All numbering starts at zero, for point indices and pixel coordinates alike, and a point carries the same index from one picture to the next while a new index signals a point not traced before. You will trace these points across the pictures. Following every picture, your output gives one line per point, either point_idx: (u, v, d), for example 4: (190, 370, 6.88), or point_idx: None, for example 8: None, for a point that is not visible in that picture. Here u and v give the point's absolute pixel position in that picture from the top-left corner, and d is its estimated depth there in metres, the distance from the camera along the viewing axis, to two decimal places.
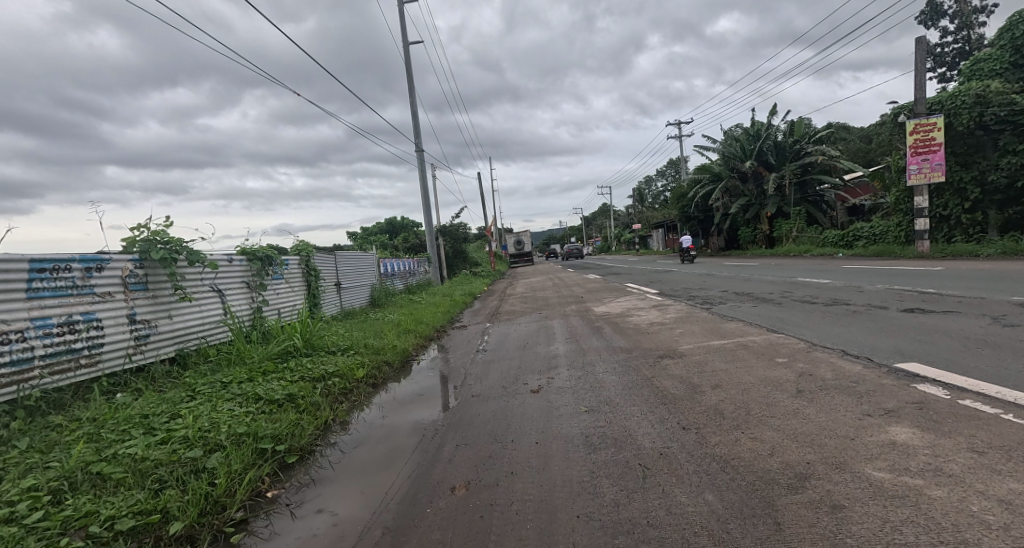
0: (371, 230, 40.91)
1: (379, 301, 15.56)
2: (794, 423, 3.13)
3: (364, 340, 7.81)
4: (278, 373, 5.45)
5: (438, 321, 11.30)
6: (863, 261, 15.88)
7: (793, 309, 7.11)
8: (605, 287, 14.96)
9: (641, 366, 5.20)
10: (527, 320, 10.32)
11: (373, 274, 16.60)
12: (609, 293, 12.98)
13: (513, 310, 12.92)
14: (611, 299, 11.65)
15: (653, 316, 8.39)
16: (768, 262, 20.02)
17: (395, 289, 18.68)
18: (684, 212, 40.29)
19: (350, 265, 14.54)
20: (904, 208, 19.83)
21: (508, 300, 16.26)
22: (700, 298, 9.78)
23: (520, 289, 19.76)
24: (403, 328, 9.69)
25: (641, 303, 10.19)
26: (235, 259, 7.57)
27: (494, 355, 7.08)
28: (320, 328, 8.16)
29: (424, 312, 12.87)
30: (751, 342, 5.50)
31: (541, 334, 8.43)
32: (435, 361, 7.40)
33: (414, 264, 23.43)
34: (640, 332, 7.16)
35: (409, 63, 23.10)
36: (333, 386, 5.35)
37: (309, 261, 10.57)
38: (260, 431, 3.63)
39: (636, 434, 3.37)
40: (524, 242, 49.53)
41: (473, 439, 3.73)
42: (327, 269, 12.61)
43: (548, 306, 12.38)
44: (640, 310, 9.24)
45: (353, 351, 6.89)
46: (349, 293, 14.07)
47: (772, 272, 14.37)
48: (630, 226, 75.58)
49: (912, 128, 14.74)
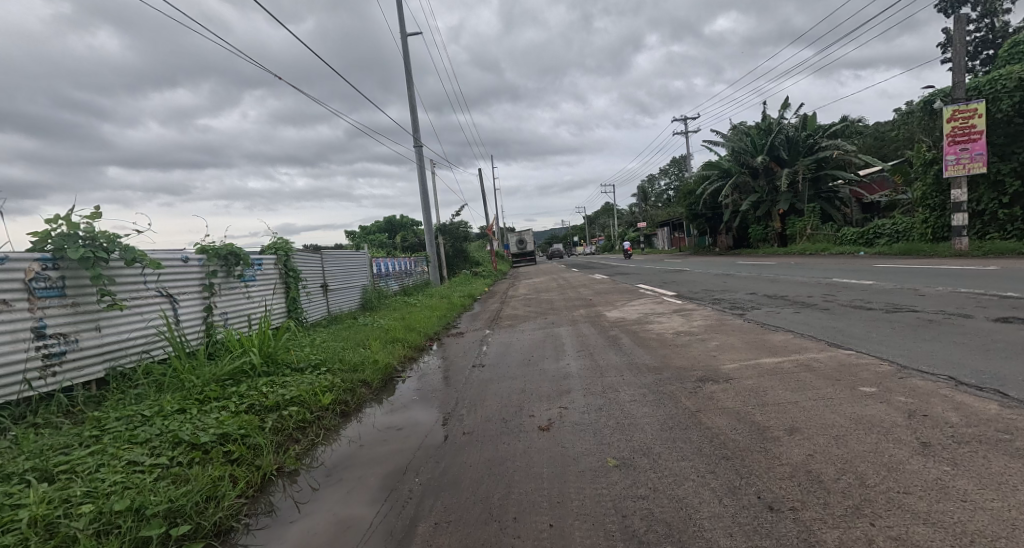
0: (371, 229, 39.86)
1: (371, 304, 14.50)
2: (954, 509, 2.01)
3: (341, 353, 6.71)
4: (221, 402, 4.36)
5: (433, 326, 10.23)
6: (893, 260, 14.71)
7: (849, 317, 5.97)
8: (616, 288, 13.81)
9: (678, 395, 4.07)
10: (532, 326, 9.22)
11: (365, 275, 15.51)
12: (621, 296, 11.85)
13: (516, 314, 11.83)
14: (624, 302, 10.52)
15: (677, 324, 7.28)
16: (786, 261, 18.85)
17: (390, 291, 17.57)
18: (692, 210, 39.12)
19: (338, 266, 13.45)
20: (931, 203, 18.75)
21: (511, 302, 15.13)
22: (727, 302, 8.65)
23: (523, 290, 18.63)
24: (391, 336, 8.62)
25: (660, 307, 9.07)
26: (187, 258, 6.61)
27: (494, 371, 5.98)
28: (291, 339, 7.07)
29: (418, 317, 11.82)
30: (814, 361, 4.39)
31: (549, 345, 7.34)
32: (424, 378, 6.28)
33: (412, 264, 22.38)
34: (666, 344, 6.05)
35: (406, 52, 21.95)
36: (289, 417, 4.25)
37: (288, 260, 9.52)
38: (150, 505, 2.55)
39: (699, 518, 2.26)
40: (527, 241, 48.39)
41: (461, 513, 2.62)
42: (310, 269, 11.52)
43: (554, 310, 11.26)
44: (660, 317, 8.12)
45: (326, 369, 5.80)
46: (337, 295, 13.02)
47: (797, 272, 13.21)
48: (635, 225, 74.41)
49: (950, 115, 13.59)
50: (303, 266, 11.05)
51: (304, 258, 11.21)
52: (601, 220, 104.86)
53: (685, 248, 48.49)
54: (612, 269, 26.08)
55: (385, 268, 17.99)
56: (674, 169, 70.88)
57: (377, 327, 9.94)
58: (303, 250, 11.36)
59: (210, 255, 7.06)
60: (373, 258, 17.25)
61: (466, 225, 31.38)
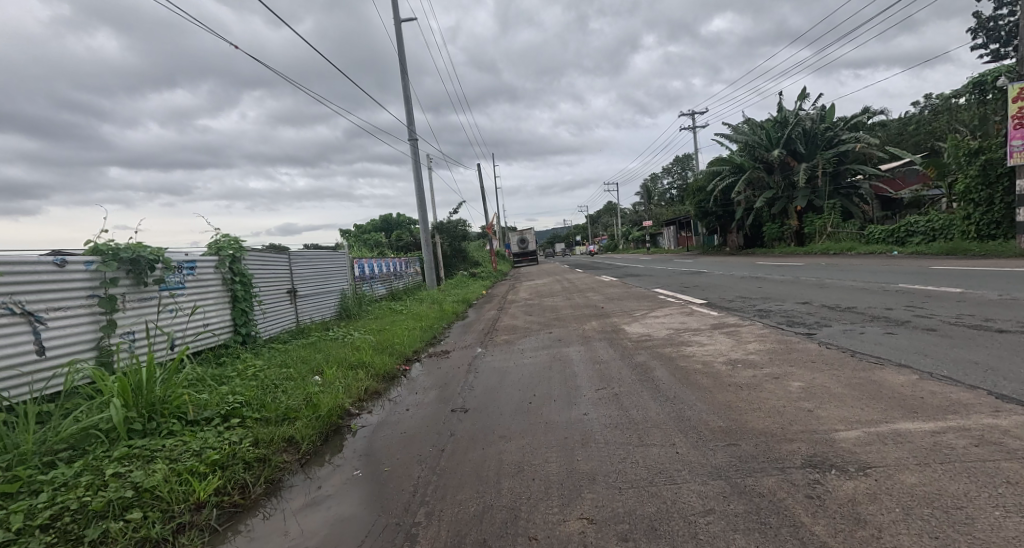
0: (365, 228, 38.12)
1: (351, 313, 12.78)
2: None
3: (275, 393, 4.94)
4: (10, 506, 2.60)
5: (415, 343, 8.52)
6: (947, 261, 12.94)
7: (987, 345, 4.20)
8: (629, 295, 12.04)
9: (793, 507, 2.30)
10: (533, 344, 7.52)
11: (345, 278, 13.80)
12: (636, 304, 10.11)
13: (513, 325, 10.12)
14: (643, 314, 8.77)
15: (723, 348, 5.54)
16: (814, 262, 17.03)
17: (376, 295, 15.88)
18: (701, 207, 37.32)
19: (310, 269, 11.75)
20: (975, 197, 17.13)
21: (509, 309, 13.38)
22: (778, 316, 6.91)
23: (523, 294, 16.84)
24: (357, 357, 6.90)
25: (692, 321, 7.33)
26: (64, 264, 4.92)
27: (480, 423, 4.20)
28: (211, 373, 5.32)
29: (400, 329, 10.10)
30: (1003, 434, 2.63)
31: (557, 372, 5.60)
32: (383, 426, 4.50)
33: (403, 265, 20.67)
34: (721, 384, 4.29)
35: (398, 34, 20.23)
36: (117, 534, 2.48)
37: (236, 264, 7.78)
38: None
39: None
40: (529, 241, 46.65)
41: None
42: (273, 273, 9.83)
43: (559, 321, 9.55)
44: (695, 337, 6.37)
45: (237, 423, 4.03)
46: (308, 303, 11.33)
47: (840, 275, 11.44)
48: (640, 224, 72.65)
49: (1015, 94, 11.87)
50: (263, 270, 9.33)
51: (264, 260, 9.50)
52: (603, 219, 103.18)
53: (692, 248, 46.67)
54: (619, 270, 24.34)
55: (371, 270, 16.27)
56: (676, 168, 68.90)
57: (349, 345, 8.19)
58: (265, 250, 9.68)
59: (106, 257, 5.36)
60: (356, 258, 15.54)
61: (464, 224, 29.73)
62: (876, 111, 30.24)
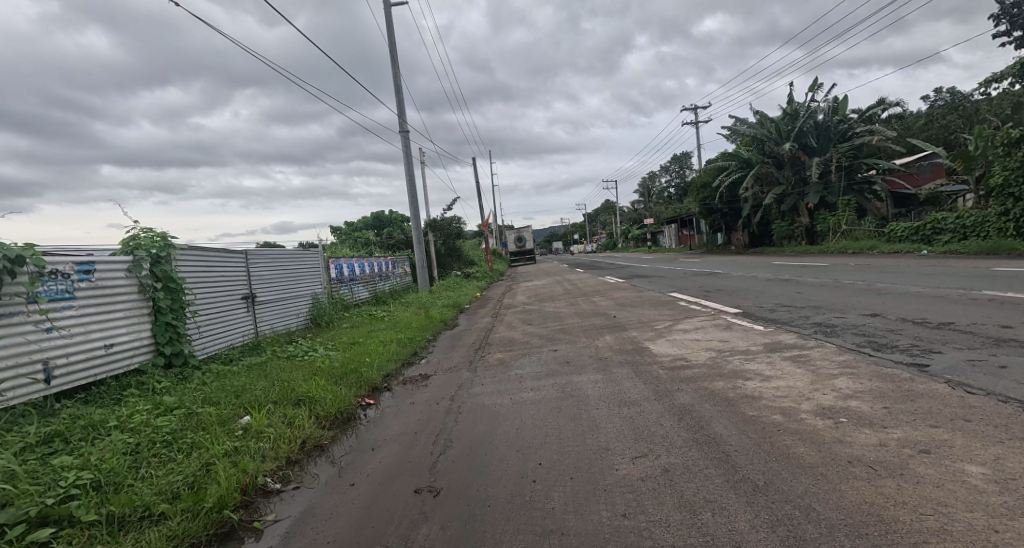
0: (355, 225, 36.41)
1: (325, 321, 11.18)
2: None
3: (156, 461, 3.32)
4: None
5: (388, 364, 6.93)
6: (1000, 261, 11.48)
7: None
8: (642, 301, 10.51)
9: None
10: (532, 369, 5.94)
11: (319, 281, 12.18)
12: (655, 314, 8.58)
13: (510, 338, 8.58)
14: (668, 329, 7.21)
15: (800, 385, 3.95)
16: (840, 263, 15.61)
17: (356, 300, 14.24)
18: (705, 204, 35.89)
19: (272, 272, 10.13)
20: (1014, 191, 15.77)
21: (506, 315, 11.79)
22: (850, 334, 5.36)
23: (520, 297, 15.28)
24: (306, 388, 5.30)
25: (737, 341, 5.75)
26: None
27: (454, 528, 2.61)
28: (76, 431, 3.68)
29: (376, 342, 8.51)
30: None
31: (569, 421, 4.02)
32: (307, 518, 2.90)
33: (390, 265, 19.06)
34: (835, 461, 2.68)
35: (387, 15, 18.64)
36: None
37: (162, 265, 6.15)
38: None
39: None
40: (526, 240, 45.07)
41: None
42: (222, 277, 8.23)
43: (565, 335, 8.00)
44: (748, 365, 4.81)
45: (49, 538, 2.39)
46: (269, 312, 9.73)
47: (886, 278, 10.01)
48: (640, 222, 71.19)
49: None
50: (209, 272, 7.74)
51: (210, 260, 7.90)
52: (602, 217, 101.87)
53: (695, 246, 45.26)
54: (623, 270, 22.88)
55: (352, 271, 14.69)
56: (677, 165, 67.57)
57: (308, 367, 6.60)
58: (212, 248, 8.08)
59: None
60: (334, 258, 13.89)
61: (459, 221, 28.18)
62: (892, 104, 28.90)
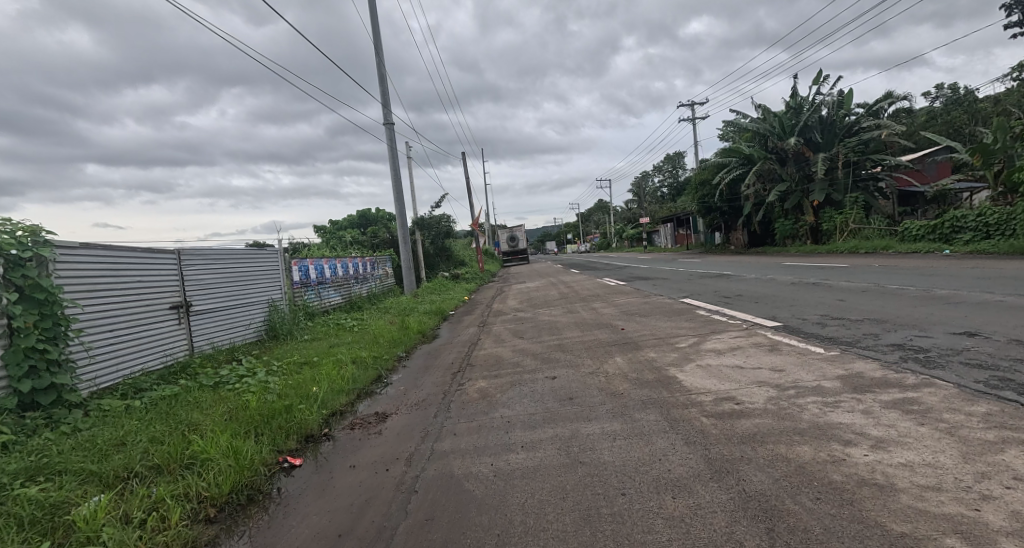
0: (340, 223, 34.75)
1: (283, 333, 9.61)
2: None
3: None
4: None
5: (337, 399, 5.39)
6: None
7: None
8: (652, 310, 9.03)
9: None
10: (522, 410, 4.42)
11: (278, 286, 10.61)
12: (671, 328, 7.10)
13: (498, 357, 7.05)
14: (695, 350, 5.71)
15: (953, 466, 2.44)
16: (860, 264, 14.32)
17: (326, 306, 12.66)
18: (704, 203, 34.63)
19: (213, 277, 8.59)
20: None
21: (494, 325, 10.26)
22: (960, 366, 3.88)
23: (512, 303, 13.74)
24: (203, 443, 3.75)
25: (798, 373, 4.27)
26: None
27: None
28: None
29: (332, 363, 6.97)
30: None
31: (579, 526, 2.50)
32: None
33: (370, 266, 17.51)
34: None
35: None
36: None
37: (23, 271, 4.56)
38: None
39: None
40: (519, 239, 43.60)
41: None
42: (134, 285, 6.65)
43: (564, 355, 6.48)
44: (835, 415, 3.30)
45: None
46: (206, 324, 8.20)
47: (936, 281, 8.65)
48: (635, 222, 69.99)
49: None
50: (106, 278, 6.12)
51: (111, 262, 6.27)
52: (595, 217, 100.74)
53: (692, 246, 44.05)
54: (621, 271, 21.49)
55: (323, 274, 13.09)
56: (671, 164, 66.49)
57: (231, 405, 5.07)
58: (119, 248, 6.48)
59: None
60: (301, 259, 12.30)
61: (448, 220, 26.63)
62: (898, 98, 27.76)
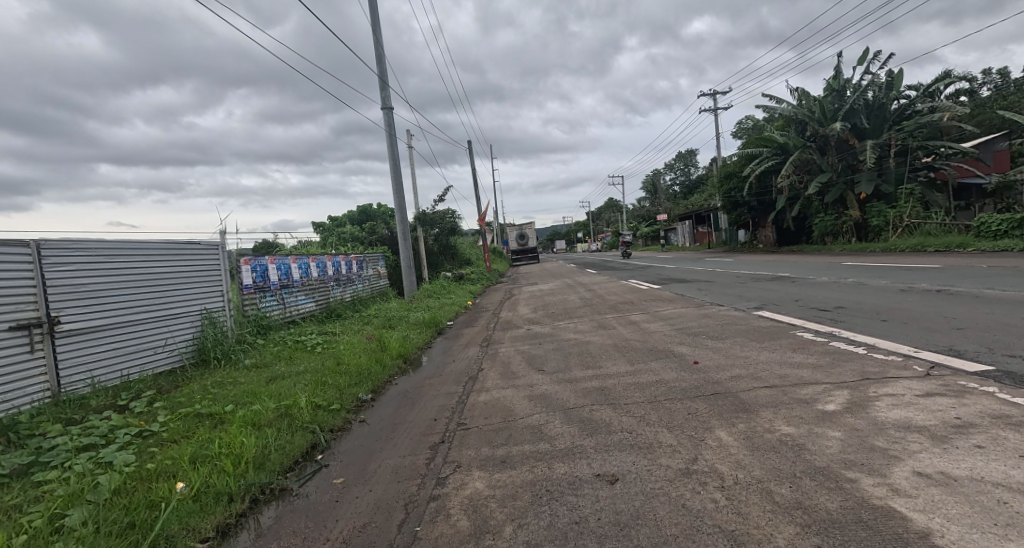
0: (338, 220, 32.22)
1: (216, 357, 7.10)
2: None
3: None
4: None
5: (199, 522, 2.83)
6: None
7: None
8: (724, 330, 6.37)
9: None
10: None
11: (220, 294, 8.09)
12: (783, 368, 4.43)
13: (506, 412, 4.43)
14: (876, 428, 3.02)
15: None
16: (951, 265, 11.62)
17: (291, 315, 10.15)
18: (732, 197, 31.81)
19: (106, 282, 6.08)
20: None
21: (502, 345, 7.67)
22: None
23: (524, 311, 11.13)
24: None
25: None
26: None
27: None
28: None
29: (243, 421, 4.39)
30: None
31: None
32: None
33: (359, 265, 15.00)
34: None
35: None
36: None
37: None
38: None
39: None
40: (529, 237, 40.82)
41: None
42: None
43: (616, 419, 3.85)
44: None
45: None
46: (86, 350, 5.68)
47: None
48: (649, 220, 66.99)
49: None
50: None
51: None
52: (606, 215, 97.68)
53: (714, 245, 41.13)
54: (646, 272, 18.78)
55: (292, 276, 10.57)
56: (684, 161, 63.49)
57: None
58: None
59: None
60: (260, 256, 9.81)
61: (452, 215, 24.01)
62: (957, 79, 24.83)
